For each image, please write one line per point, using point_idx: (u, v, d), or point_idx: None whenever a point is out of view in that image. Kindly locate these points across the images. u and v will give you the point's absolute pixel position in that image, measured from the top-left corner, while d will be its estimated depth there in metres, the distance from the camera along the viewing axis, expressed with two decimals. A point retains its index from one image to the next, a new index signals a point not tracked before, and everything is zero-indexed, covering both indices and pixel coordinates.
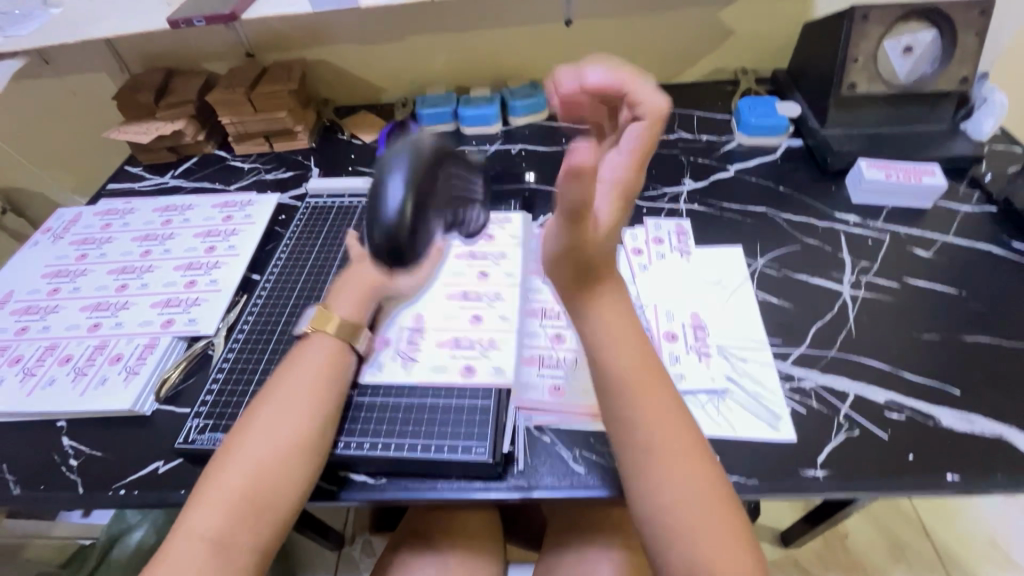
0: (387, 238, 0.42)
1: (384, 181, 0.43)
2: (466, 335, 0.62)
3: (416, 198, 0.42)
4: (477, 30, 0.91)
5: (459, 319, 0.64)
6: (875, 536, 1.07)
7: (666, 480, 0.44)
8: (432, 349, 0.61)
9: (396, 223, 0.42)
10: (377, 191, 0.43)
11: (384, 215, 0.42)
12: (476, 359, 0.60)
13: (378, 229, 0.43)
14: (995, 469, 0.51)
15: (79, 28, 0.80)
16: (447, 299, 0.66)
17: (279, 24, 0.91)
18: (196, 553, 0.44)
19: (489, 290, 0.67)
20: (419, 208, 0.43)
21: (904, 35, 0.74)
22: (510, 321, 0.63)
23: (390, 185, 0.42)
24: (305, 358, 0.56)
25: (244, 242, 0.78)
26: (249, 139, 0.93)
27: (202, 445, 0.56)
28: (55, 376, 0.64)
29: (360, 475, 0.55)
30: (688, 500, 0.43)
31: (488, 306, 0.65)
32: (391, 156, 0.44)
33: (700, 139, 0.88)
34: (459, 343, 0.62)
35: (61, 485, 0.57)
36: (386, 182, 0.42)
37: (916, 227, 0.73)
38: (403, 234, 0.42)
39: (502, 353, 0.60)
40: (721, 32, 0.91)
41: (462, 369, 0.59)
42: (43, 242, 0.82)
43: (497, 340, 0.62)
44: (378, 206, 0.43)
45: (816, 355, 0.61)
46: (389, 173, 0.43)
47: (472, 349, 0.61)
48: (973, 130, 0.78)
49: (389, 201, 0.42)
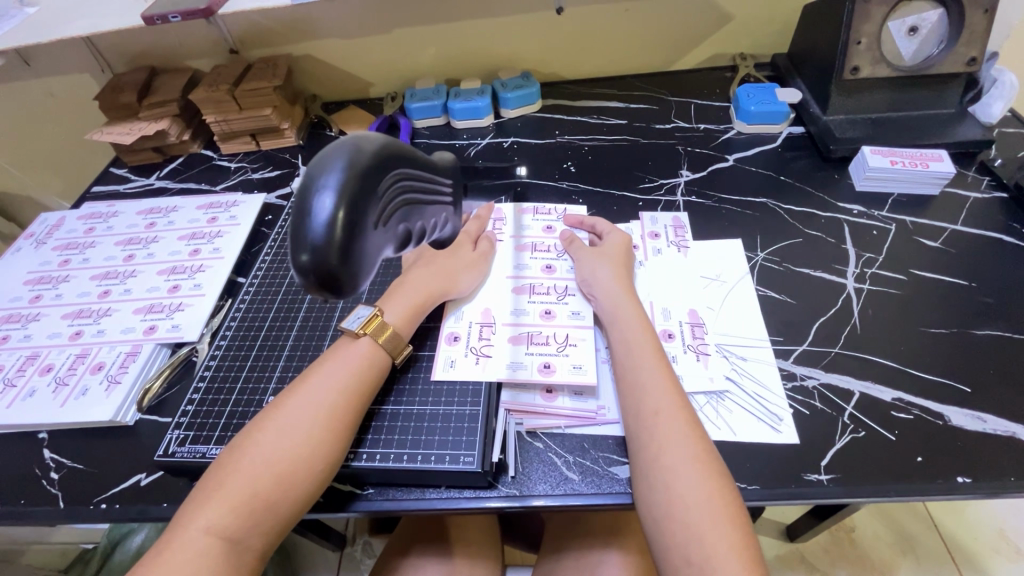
0: (317, 259, 0.33)
1: (313, 187, 0.33)
2: (539, 330, 0.60)
3: (352, 203, 0.33)
4: (464, 21, 0.88)
5: (530, 314, 0.62)
6: (883, 529, 1.05)
7: (666, 450, 0.46)
8: (506, 345, 0.59)
9: (327, 238, 0.32)
10: (304, 202, 0.33)
11: (312, 232, 0.33)
12: (553, 356, 0.57)
13: (304, 249, 0.33)
14: (1008, 471, 0.48)
15: (52, 26, 0.77)
16: (513, 294, 0.64)
17: (259, 18, 0.87)
18: (203, 545, 0.42)
19: (557, 284, 0.65)
20: (358, 220, 0.33)
21: (909, 15, 0.70)
22: (585, 319, 0.61)
23: (319, 192, 0.33)
24: (340, 358, 0.53)
25: (229, 245, 0.76)
26: (236, 138, 0.91)
27: (182, 457, 0.54)
28: (36, 387, 0.63)
29: (347, 485, 0.53)
30: (688, 470, 0.45)
31: (559, 302, 0.63)
32: (323, 156, 0.35)
33: (698, 128, 0.86)
34: (533, 339, 0.59)
35: (42, 500, 0.55)
36: (315, 188, 0.33)
37: (923, 215, 0.70)
38: (336, 253, 0.33)
39: (582, 350, 0.58)
40: (719, 16, 0.87)
41: (539, 367, 0.57)
42: (26, 247, 0.80)
43: (573, 336, 0.59)
44: (305, 219, 0.33)
45: (820, 352, 0.58)
46: (319, 179, 0.33)
47: (547, 345, 0.58)
48: (983, 113, 0.75)
49: (318, 213, 0.33)
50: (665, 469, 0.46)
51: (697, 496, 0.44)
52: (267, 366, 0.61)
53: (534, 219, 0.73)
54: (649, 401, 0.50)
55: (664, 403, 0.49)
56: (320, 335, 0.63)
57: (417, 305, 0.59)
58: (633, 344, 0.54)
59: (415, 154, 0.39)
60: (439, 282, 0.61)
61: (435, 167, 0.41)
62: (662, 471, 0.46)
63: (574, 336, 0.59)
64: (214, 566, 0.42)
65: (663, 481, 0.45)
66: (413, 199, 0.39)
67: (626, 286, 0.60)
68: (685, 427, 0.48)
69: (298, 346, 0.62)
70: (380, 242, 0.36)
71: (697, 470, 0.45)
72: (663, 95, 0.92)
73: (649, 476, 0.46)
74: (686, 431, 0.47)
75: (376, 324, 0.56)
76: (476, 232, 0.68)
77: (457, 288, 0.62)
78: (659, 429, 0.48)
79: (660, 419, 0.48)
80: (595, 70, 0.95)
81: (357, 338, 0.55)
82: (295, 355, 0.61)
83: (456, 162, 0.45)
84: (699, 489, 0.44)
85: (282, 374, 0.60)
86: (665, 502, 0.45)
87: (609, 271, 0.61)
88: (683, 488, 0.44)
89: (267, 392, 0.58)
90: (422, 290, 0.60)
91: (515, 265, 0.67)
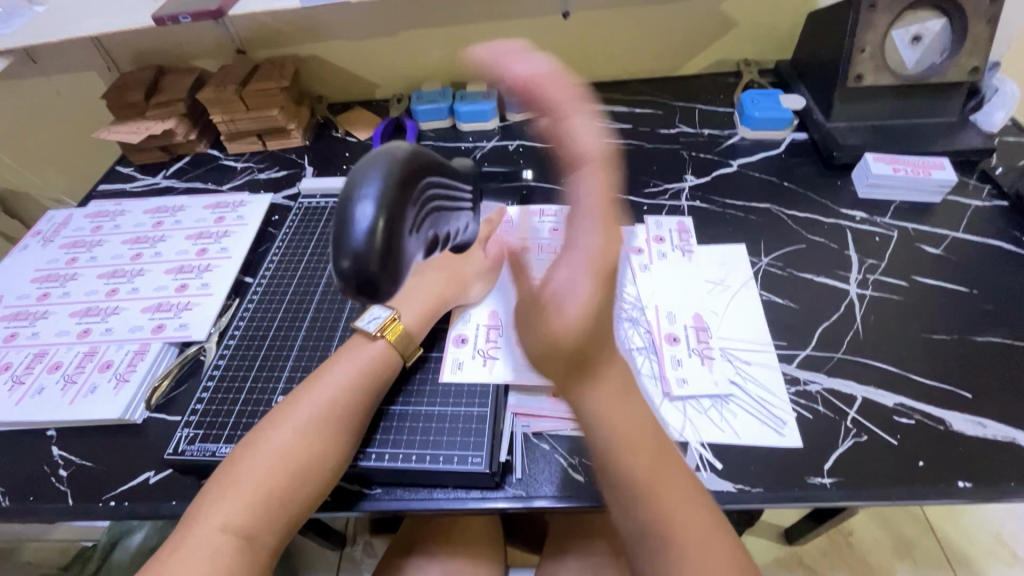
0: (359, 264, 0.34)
1: (352, 197, 0.35)
2: None
3: (392, 208, 0.35)
4: (472, 24, 0.89)
5: None
6: (880, 532, 1.06)
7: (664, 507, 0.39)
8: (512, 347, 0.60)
9: (370, 242, 0.34)
10: (345, 212, 0.35)
11: (354, 238, 0.34)
12: None
13: (347, 256, 0.35)
14: (1008, 476, 0.49)
15: (63, 25, 0.78)
16: None
17: (267, 19, 0.88)
18: (218, 543, 0.43)
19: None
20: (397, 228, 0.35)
21: (913, 24, 0.72)
22: None
23: (359, 201, 0.35)
24: (351, 356, 0.54)
25: (236, 244, 0.76)
26: (242, 138, 0.92)
27: (192, 456, 0.54)
28: (45, 384, 0.63)
29: (355, 484, 0.53)
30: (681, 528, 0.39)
31: None
32: (360, 168, 0.36)
33: (702, 133, 0.86)
34: None
35: (51, 496, 0.56)
36: (355, 197, 0.35)
37: (925, 222, 0.71)
38: (377, 258, 0.35)
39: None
40: (724, 22, 0.88)
41: None
42: (33, 245, 0.81)
43: None
44: (346, 227, 0.35)
45: (823, 357, 0.59)
46: (358, 188, 0.35)
47: None
48: (984, 122, 0.76)
49: (360, 221, 0.34)
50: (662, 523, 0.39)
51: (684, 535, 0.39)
52: (276, 366, 0.61)
53: (541, 221, 0.74)
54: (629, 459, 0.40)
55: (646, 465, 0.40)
56: (329, 336, 0.63)
57: (429, 308, 0.59)
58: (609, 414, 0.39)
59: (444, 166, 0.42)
60: (450, 286, 0.61)
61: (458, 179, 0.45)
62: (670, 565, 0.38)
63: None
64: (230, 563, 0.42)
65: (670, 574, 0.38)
66: (440, 208, 0.41)
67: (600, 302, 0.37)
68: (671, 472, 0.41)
69: (306, 346, 0.63)
70: (415, 248, 0.38)
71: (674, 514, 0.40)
72: (667, 100, 0.93)
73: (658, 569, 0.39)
74: (685, 506, 0.40)
75: (390, 327, 0.57)
76: (488, 236, 0.67)
77: (467, 292, 0.63)
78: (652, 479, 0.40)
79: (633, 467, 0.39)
80: (601, 75, 0.96)
81: (373, 338, 0.56)
82: (303, 355, 0.62)
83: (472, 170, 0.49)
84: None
85: (291, 374, 0.60)
86: None
87: (580, 299, 0.36)
88: None
89: (276, 391, 0.59)
90: (433, 291, 0.60)
91: None
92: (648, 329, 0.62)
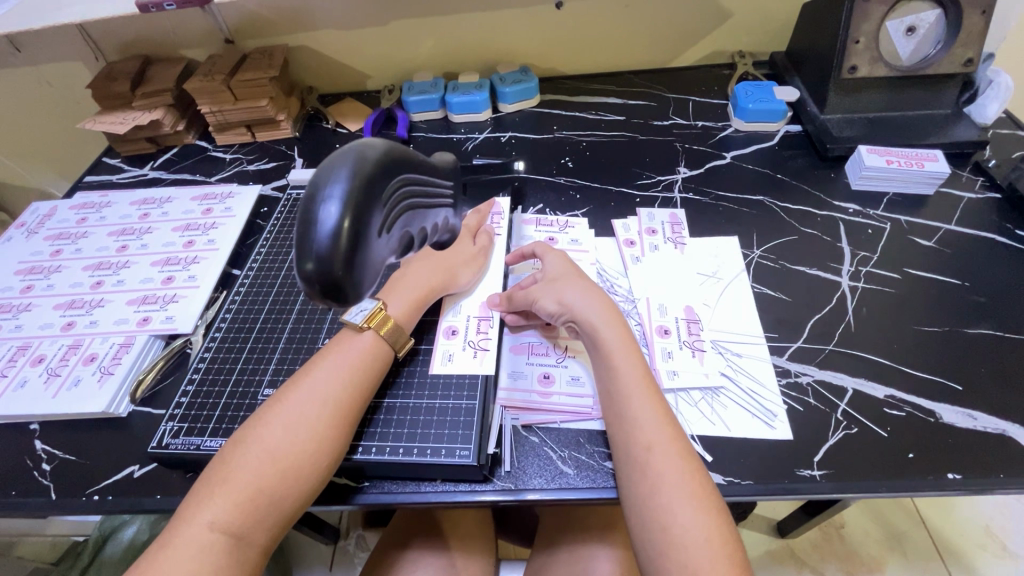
0: (322, 264, 0.34)
1: (318, 197, 0.34)
2: (540, 341, 0.61)
3: (358, 200, 0.34)
4: (463, 13, 0.87)
5: (531, 325, 0.62)
6: (873, 525, 1.06)
7: (661, 489, 0.44)
8: (506, 355, 0.60)
9: (335, 233, 0.33)
10: (309, 210, 0.34)
11: (318, 239, 0.34)
12: (553, 367, 0.59)
13: (309, 258, 0.34)
14: (998, 468, 0.49)
15: (45, 10, 0.76)
16: None
17: (255, 7, 0.86)
18: (208, 544, 0.42)
19: None
20: (363, 230, 0.35)
21: (908, 15, 0.71)
22: None
23: (325, 202, 0.34)
24: (345, 351, 0.53)
25: (224, 236, 0.75)
26: (231, 128, 0.90)
27: (176, 449, 0.54)
28: (28, 377, 0.62)
29: (343, 478, 0.53)
30: (677, 492, 0.44)
31: None
32: (328, 165, 0.36)
33: (696, 125, 0.86)
34: (534, 350, 0.60)
35: (34, 491, 0.55)
36: (321, 197, 0.34)
37: (918, 215, 0.70)
38: (343, 253, 0.34)
39: (582, 361, 0.59)
40: (719, 13, 0.87)
41: (539, 377, 0.58)
42: (16, 237, 0.79)
43: (572, 347, 0.60)
44: (310, 228, 0.34)
45: (813, 350, 0.58)
46: (324, 188, 0.35)
47: (546, 356, 0.60)
48: (978, 114, 0.75)
49: (324, 221, 0.34)
50: (658, 507, 0.44)
51: (699, 537, 0.42)
52: (263, 358, 0.60)
53: (536, 230, 0.73)
54: (620, 384, 0.50)
55: (658, 434, 0.47)
56: (316, 328, 0.63)
57: (420, 298, 0.59)
58: (616, 368, 0.51)
59: (414, 188, 0.40)
60: (441, 276, 0.60)
61: (411, 194, 0.40)
62: (656, 505, 0.44)
63: (574, 347, 0.60)
64: (220, 562, 0.42)
65: (657, 513, 0.44)
66: (416, 204, 0.41)
67: (620, 368, 0.51)
68: (678, 460, 0.46)
69: (294, 337, 0.62)
70: (383, 249, 0.37)
71: (695, 506, 0.43)
72: (662, 92, 0.92)
73: (646, 512, 0.44)
74: (680, 466, 0.45)
75: (379, 318, 0.55)
76: (477, 226, 0.67)
77: (458, 281, 0.62)
78: (652, 464, 0.46)
79: (632, 403, 0.49)
80: (593, 65, 0.95)
81: (360, 330, 0.55)
82: (290, 347, 0.61)
83: (444, 221, 0.46)
84: (683, 485, 0.44)
85: (277, 367, 0.60)
86: (656, 523, 0.44)
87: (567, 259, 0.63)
88: (671, 493, 0.44)
89: (262, 385, 0.58)
90: (424, 283, 0.59)
91: (515, 276, 0.67)
92: (639, 322, 0.62)
